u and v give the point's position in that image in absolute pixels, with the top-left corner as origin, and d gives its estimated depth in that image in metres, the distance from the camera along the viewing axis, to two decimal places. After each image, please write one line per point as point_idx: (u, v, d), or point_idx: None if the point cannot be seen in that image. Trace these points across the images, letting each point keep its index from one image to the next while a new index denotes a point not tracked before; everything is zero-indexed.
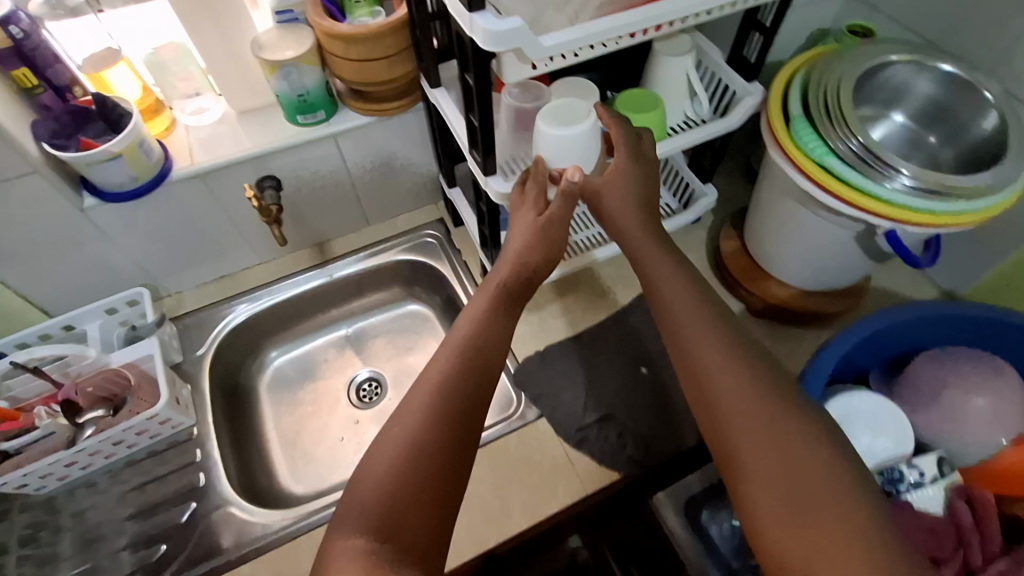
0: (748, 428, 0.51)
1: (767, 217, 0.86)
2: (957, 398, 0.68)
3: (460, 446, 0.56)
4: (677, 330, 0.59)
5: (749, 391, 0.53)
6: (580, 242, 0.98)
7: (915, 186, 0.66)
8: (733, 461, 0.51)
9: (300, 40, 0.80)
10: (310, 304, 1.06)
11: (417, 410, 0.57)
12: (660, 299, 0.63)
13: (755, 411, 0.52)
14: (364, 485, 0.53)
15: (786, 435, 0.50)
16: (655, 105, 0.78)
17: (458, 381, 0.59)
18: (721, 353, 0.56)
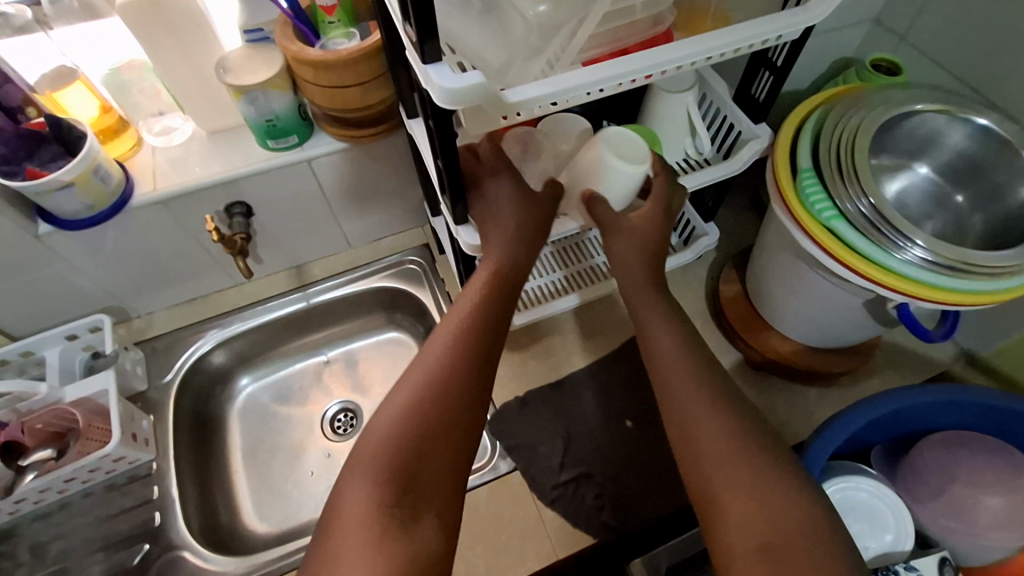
0: (736, 492, 0.48)
1: (770, 267, 0.79)
2: (968, 495, 0.63)
3: (472, 416, 0.55)
4: (666, 377, 0.57)
5: (741, 452, 0.50)
6: (597, 267, 0.93)
7: (930, 259, 0.58)
8: (714, 510, 0.49)
9: (269, 63, 0.74)
10: (286, 329, 1.01)
11: (426, 371, 0.55)
12: (652, 357, 0.59)
13: (748, 473, 0.49)
14: (373, 441, 0.51)
15: (775, 497, 0.47)
16: (651, 141, 0.71)
17: (469, 349, 0.58)
18: (714, 414, 0.53)
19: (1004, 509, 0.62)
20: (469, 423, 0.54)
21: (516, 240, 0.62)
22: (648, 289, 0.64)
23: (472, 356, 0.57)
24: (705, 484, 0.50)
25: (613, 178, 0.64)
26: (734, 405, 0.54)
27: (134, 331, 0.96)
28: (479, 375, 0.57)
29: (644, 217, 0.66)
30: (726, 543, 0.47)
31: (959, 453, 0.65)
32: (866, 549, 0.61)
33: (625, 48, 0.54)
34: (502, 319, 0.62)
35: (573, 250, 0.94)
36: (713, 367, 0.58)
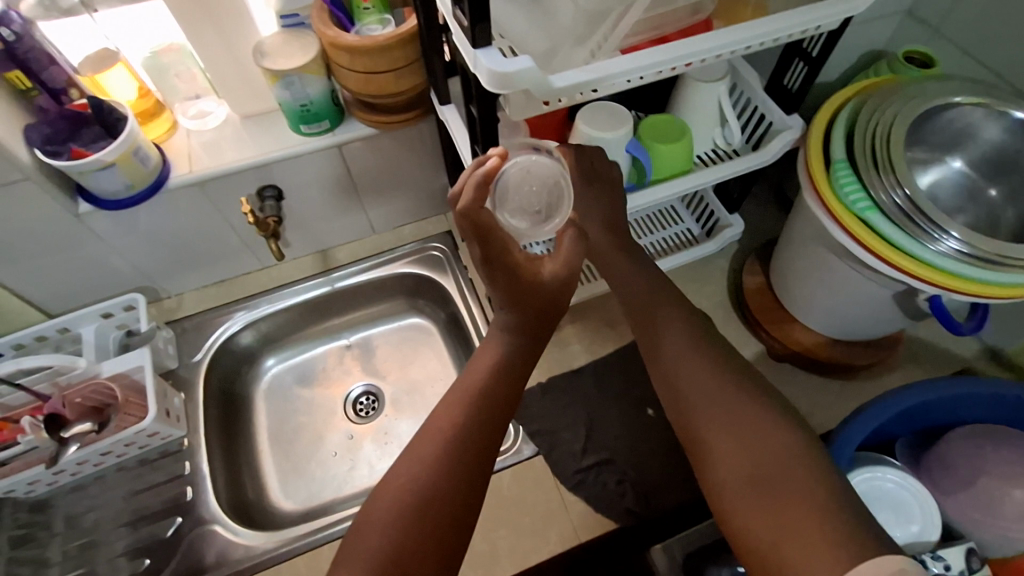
0: (719, 431, 0.52)
1: (797, 259, 0.79)
2: (994, 488, 0.63)
3: (471, 470, 0.54)
4: (652, 341, 0.61)
5: (722, 397, 0.54)
6: (648, 247, 0.92)
7: (964, 251, 0.59)
8: (707, 461, 0.52)
9: (304, 47, 0.76)
10: (311, 312, 1.03)
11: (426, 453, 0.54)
12: (642, 326, 0.63)
13: (730, 416, 0.52)
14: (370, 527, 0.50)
15: (766, 452, 0.49)
16: (682, 133, 0.71)
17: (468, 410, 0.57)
18: (697, 368, 0.56)
19: None
20: (466, 477, 0.53)
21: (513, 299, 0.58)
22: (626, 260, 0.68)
23: (471, 433, 0.55)
24: (696, 435, 0.53)
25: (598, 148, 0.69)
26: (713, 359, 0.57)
27: (164, 312, 0.98)
28: (475, 436, 0.55)
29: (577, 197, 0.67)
30: (718, 481, 0.50)
31: (984, 446, 0.65)
32: (893, 538, 0.62)
33: (665, 36, 0.54)
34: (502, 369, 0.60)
35: (639, 226, 0.94)
36: (697, 338, 0.59)
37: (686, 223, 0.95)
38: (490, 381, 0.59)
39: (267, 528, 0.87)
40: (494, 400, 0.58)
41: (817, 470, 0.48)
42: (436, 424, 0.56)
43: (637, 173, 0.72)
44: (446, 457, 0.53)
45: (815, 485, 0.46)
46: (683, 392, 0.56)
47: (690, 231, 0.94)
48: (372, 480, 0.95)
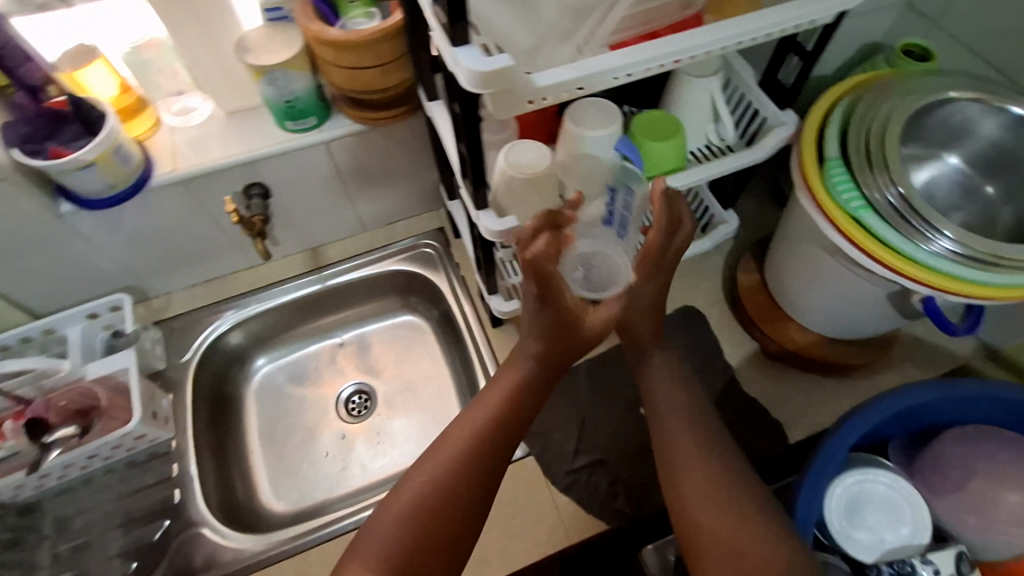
0: (716, 516, 0.56)
1: (791, 257, 0.78)
2: (987, 491, 0.63)
3: (488, 490, 0.56)
4: (661, 419, 0.66)
5: (722, 488, 0.58)
6: None
7: (959, 252, 0.58)
8: (696, 542, 0.56)
9: (288, 42, 0.74)
10: (301, 311, 1.02)
11: (435, 476, 0.54)
12: (656, 406, 0.67)
13: (727, 503, 0.57)
14: (389, 519, 0.52)
15: (755, 544, 0.53)
16: (675, 129, 0.70)
17: (496, 432, 0.59)
18: (703, 459, 0.60)
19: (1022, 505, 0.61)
20: (484, 498, 0.56)
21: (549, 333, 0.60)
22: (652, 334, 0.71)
23: (493, 455, 0.58)
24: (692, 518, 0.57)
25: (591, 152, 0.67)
26: (719, 453, 0.62)
27: (152, 311, 0.97)
28: (496, 461, 0.58)
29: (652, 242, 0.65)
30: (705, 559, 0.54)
31: (978, 448, 0.64)
32: (883, 541, 0.61)
33: (654, 31, 0.53)
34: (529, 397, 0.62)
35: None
36: (705, 425, 0.65)
37: None
38: (508, 414, 0.60)
39: (258, 529, 0.86)
40: (519, 425, 0.61)
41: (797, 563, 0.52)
42: (446, 446, 0.57)
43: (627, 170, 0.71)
44: (471, 470, 0.56)
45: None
46: (683, 474, 0.60)
47: None
48: (364, 480, 0.94)
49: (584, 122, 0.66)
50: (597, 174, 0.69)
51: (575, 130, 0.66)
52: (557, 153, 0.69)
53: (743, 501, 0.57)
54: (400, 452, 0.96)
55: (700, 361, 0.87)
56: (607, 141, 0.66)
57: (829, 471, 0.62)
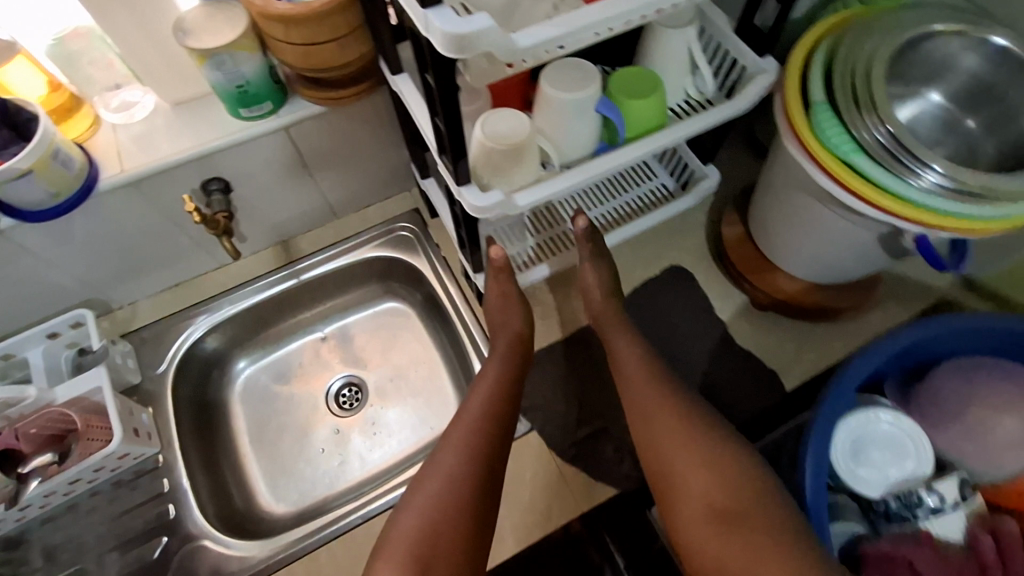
0: (683, 457, 0.63)
1: (777, 206, 0.77)
2: (985, 418, 0.63)
3: (486, 473, 0.68)
4: (632, 386, 0.70)
5: (689, 436, 0.64)
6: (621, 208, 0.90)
7: (947, 185, 0.57)
8: (675, 495, 0.62)
9: (232, 22, 0.68)
10: (278, 307, 0.97)
11: (437, 475, 0.67)
12: (622, 371, 0.72)
13: (704, 454, 0.62)
14: (409, 511, 0.65)
15: (733, 483, 0.60)
16: (654, 86, 0.68)
17: (485, 425, 0.71)
18: (677, 418, 0.65)
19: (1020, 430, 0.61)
20: (481, 478, 0.67)
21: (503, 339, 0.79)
22: (614, 311, 0.79)
23: (486, 444, 0.70)
24: (672, 475, 0.63)
25: (574, 117, 0.65)
26: (697, 420, 0.65)
27: (118, 324, 0.91)
28: (488, 448, 0.69)
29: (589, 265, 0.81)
30: (685, 510, 0.61)
31: (976, 379, 0.64)
32: (890, 476, 0.62)
33: None
34: (511, 393, 0.75)
35: (610, 187, 0.91)
36: (672, 381, 0.70)
37: (661, 178, 0.92)
38: (491, 407, 0.72)
39: (259, 534, 0.84)
40: (504, 415, 0.73)
41: (762, 493, 0.59)
42: (450, 441, 0.70)
43: (609, 131, 0.69)
44: (471, 459, 0.68)
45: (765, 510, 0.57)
46: (660, 441, 0.65)
47: (664, 186, 0.91)
48: (364, 473, 0.92)
49: (563, 86, 0.64)
50: (580, 140, 0.67)
51: (553, 96, 0.63)
52: (536, 119, 0.67)
53: (717, 462, 0.61)
54: (397, 440, 0.94)
55: (691, 320, 0.86)
56: (586, 101, 0.63)
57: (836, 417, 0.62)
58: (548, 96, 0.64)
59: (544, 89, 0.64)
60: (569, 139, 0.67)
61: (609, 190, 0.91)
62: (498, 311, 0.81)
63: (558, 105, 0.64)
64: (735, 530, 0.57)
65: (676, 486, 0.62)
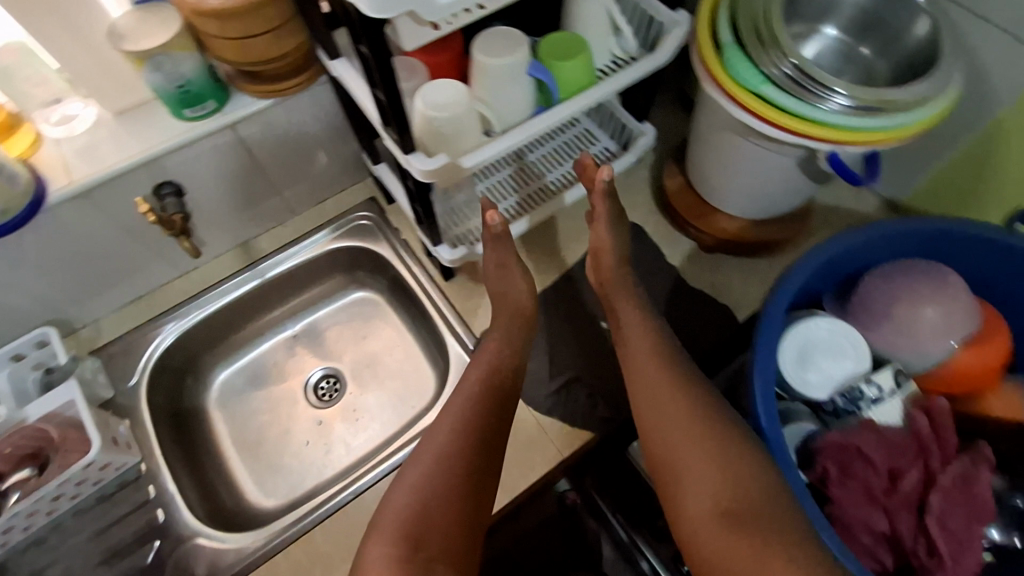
0: (692, 452, 0.62)
1: (707, 149, 0.82)
2: (907, 311, 0.68)
3: (479, 460, 0.69)
4: (647, 383, 0.69)
5: (698, 430, 0.63)
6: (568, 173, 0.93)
7: (851, 105, 0.63)
8: (682, 490, 0.61)
9: (164, 23, 0.71)
10: (246, 308, 0.98)
11: (428, 457, 0.68)
12: (635, 369, 0.71)
13: (713, 449, 0.61)
14: (400, 489, 0.66)
15: (741, 476, 0.58)
16: (579, 47, 0.72)
17: (477, 412, 0.72)
18: (689, 414, 0.64)
19: (941, 317, 0.67)
20: (473, 463, 0.68)
21: (502, 333, 0.80)
22: (626, 298, 0.79)
23: (479, 433, 0.71)
24: (680, 472, 0.62)
25: (508, 81, 0.69)
26: (710, 415, 0.64)
27: (83, 343, 0.91)
28: (481, 435, 0.71)
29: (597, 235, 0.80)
30: (692, 508, 0.59)
31: (897, 278, 0.69)
32: (833, 377, 0.67)
33: None
34: (506, 388, 0.76)
35: (556, 155, 0.95)
36: (689, 375, 0.69)
37: (602, 142, 0.96)
38: (483, 397, 0.74)
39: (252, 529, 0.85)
40: (497, 406, 0.74)
41: (773, 489, 0.57)
42: (443, 425, 0.71)
43: (544, 94, 0.73)
44: (462, 442, 0.69)
45: (773, 508, 0.56)
46: (672, 439, 0.64)
47: (607, 149, 0.96)
48: (351, 458, 0.94)
49: (491, 54, 0.68)
50: (516, 104, 0.71)
51: (484, 65, 0.67)
52: (472, 90, 0.71)
53: (726, 454, 0.60)
54: (381, 423, 0.96)
55: (645, 268, 0.91)
56: (515, 65, 0.67)
57: (770, 340, 0.64)
58: (480, 64, 0.68)
59: (475, 59, 0.68)
60: (507, 104, 0.71)
61: (554, 158, 0.95)
62: (497, 278, 0.84)
63: (490, 70, 0.67)
64: (743, 528, 0.55)
65: (688, 484, 0.61)
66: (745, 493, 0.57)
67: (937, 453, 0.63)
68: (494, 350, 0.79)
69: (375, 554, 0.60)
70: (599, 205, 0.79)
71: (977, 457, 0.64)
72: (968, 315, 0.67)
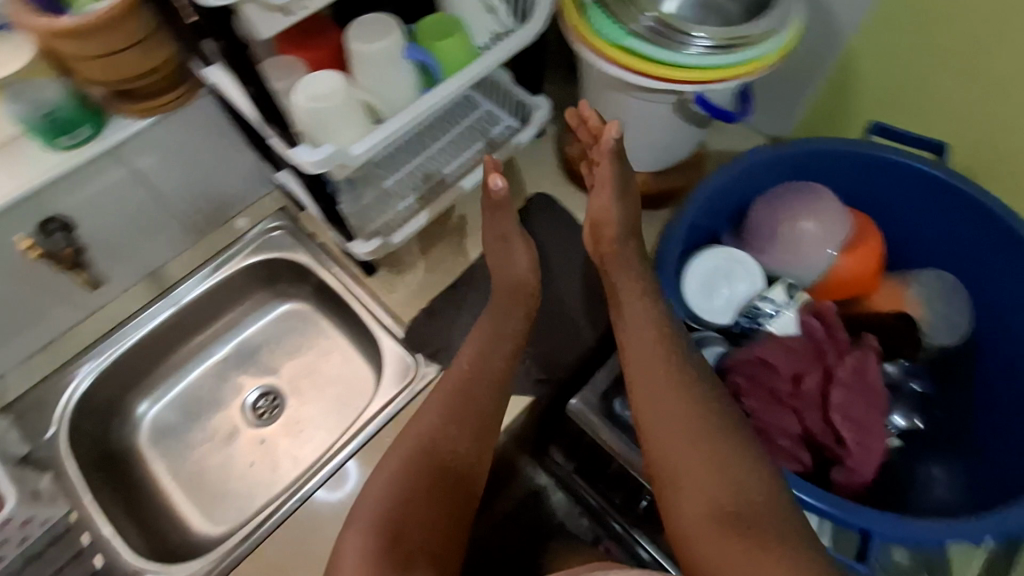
0: (686, 443, 0.57)
1: (597, 109, 0.86)
2: (789, 229, 0.75)
3: (456, 461, 0.68)
4: (645, 369, 0.63)
5: (692, 420, 0.58)
6: (474, 155, 0.94)
7: (710, 47, 0.69)
8: (674, 488, 0.56)
9: (15, 50, 0.73)
10: (166, 338, 0.95)
11: (404, 451, 0.68)
12: (632, 353, 0.65)
13: (706, 442, 0.57)
14: (372, 491, 0.65)
15: (732, 472, 0.55)
16: (454, 27, 0.74)
17: (456, 413, 0.70)
18: (686, 402, 0.60)
19: (816, 229, 0.74)
20: (449, 465, 0.67)
21: (493, 327, 0.77)
22: (631, 275, 0.71)
23: (455, 432, 0.69)
24: (672, 468, 0.57)
25: (387, 66, 0.69)
26: (708, 403, 0.59)
27: None
28: (460, 434, 0.69)
29: (602, 206, 0.72)
30: (681, 506, 0.55)
31: (775, 201, 0.76)
32: (730, 300, 0.73)
33: None
34: (492, 392, 0.73)
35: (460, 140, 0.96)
36: (693, 359, 0.63)
37: (505, 121, 0.97)
38: (464, 397, 0.71)
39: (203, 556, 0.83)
40: (481, 410, 0.71)
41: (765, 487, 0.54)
42: (419, 427, 0.70)
43: (428, 77, 0.75)
44: (438, 441, 0.68)
45: (767, 510, 0.52)
46: (665, 430, 0.59)
47: (510, 127, 0.96)
48: (299, 470, 0.92)
49: (367, 41, 0.69)
50: (401, 88, 0.72)
51: (360, 53, 0.69)
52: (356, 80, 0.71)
53: (719, 449, 0.56)
54: (325, 430, 0.95)
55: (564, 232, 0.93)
56: (391, 50, 0.69)
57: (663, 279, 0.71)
58: (359, 53, 0.69)
59: (352, 49, 0.69)
60: (392, 89, 0.71)
61: (459, 144, 0.96)
62: (498, 252, 0.80)
63: (368, 56, 0.68)
64: (735, 533, 0.51)
65: (677, 478, 0.56)
66: (736, 492, 0.53)
67: (834, 351, 0.68)
68: (478, 349, 0.75)
69: (345, 549, 0.61)
70: (605, 169, 0.71)
71: (865, 349, 0.70)
72: (840, 223, 0.75)
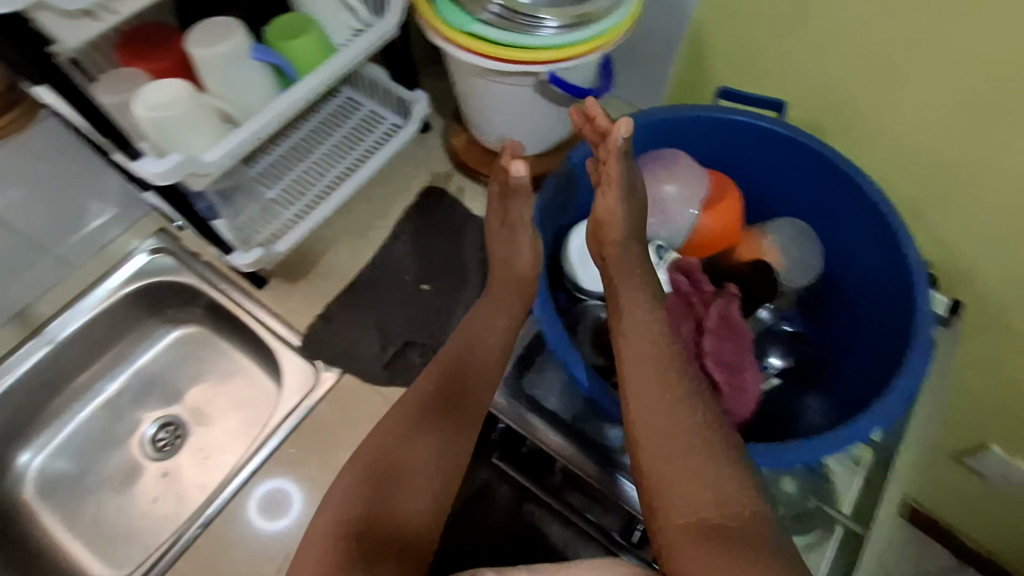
0: (679, 444, 0.52)
1: (469, 99, 0.87)
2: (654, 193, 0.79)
3: (434, 457, 0.60)
4: (639, 361, 0.57)
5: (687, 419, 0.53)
6: (361, 155, 0.92)
7: (559, 28, 0.72)
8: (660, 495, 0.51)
9: None
10: (44, 381, 0.89)
11: (376, 444, 0.61)
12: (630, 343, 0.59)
13: (701, 447, 0.51)
14: (341, 488, 0.59)
15: (723, 483, 0.49)
16: (307, 26, 0.73)
17: (438, 405, 0.63)
18: (683, 399, 0.54)
19: (678, 190, 0.79)
20: (426, 463, 0.60)
21: (487, 314, 0.71)
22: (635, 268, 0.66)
23: (434, 426, 0.62)
24: (658, 472, 0.52)
25: (235, 68, 0.68)
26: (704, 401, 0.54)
27: None
28: (442, 427, 0.62)
29: (607, 208, 0.70)
30: (668, 515, 0.50)
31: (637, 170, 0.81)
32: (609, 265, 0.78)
33: None
34: (479, 385, 0.66)
35: (345, 142, 0.93)
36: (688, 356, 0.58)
37: (389, 119, 0.96)
38: (448, 387, 0.64)
39: None
40: (466, 406, 0.64)
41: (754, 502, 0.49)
42: (396, 417, 0.63)
43: (284, 78, 0.74)
44: (415, 431, 0.61)
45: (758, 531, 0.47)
46: (657, 429, 0.53)
47: (395, 125, 0.96)
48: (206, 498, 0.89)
49: (209, 45, 0.67)
50: (253, 91, 0.71)
51: (203, 59, 0.67)
52: (205, 87, 0.70)
53: (713, 455, 0.50)
54: (231, 453, 0.91)
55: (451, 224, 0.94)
56: (237, 52, 0.68)
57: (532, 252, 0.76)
58: (202, 57, 0.67)
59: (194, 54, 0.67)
60: (243, 92, 0.71)
61: (345, 145, 0.93)
62: (503, 241, 0.75)
63: (211, 60, 0.67)
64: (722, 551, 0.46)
65: (666, 483, 0.51)
66: (728, 506, 0.48)
67: (702, 303, 0.73)
68: (470, 337, 0.69)
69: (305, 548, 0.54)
70: (613, 167, 0.69)
71: (728, 297, 0.75)
72: (698, 183, 0.80)
